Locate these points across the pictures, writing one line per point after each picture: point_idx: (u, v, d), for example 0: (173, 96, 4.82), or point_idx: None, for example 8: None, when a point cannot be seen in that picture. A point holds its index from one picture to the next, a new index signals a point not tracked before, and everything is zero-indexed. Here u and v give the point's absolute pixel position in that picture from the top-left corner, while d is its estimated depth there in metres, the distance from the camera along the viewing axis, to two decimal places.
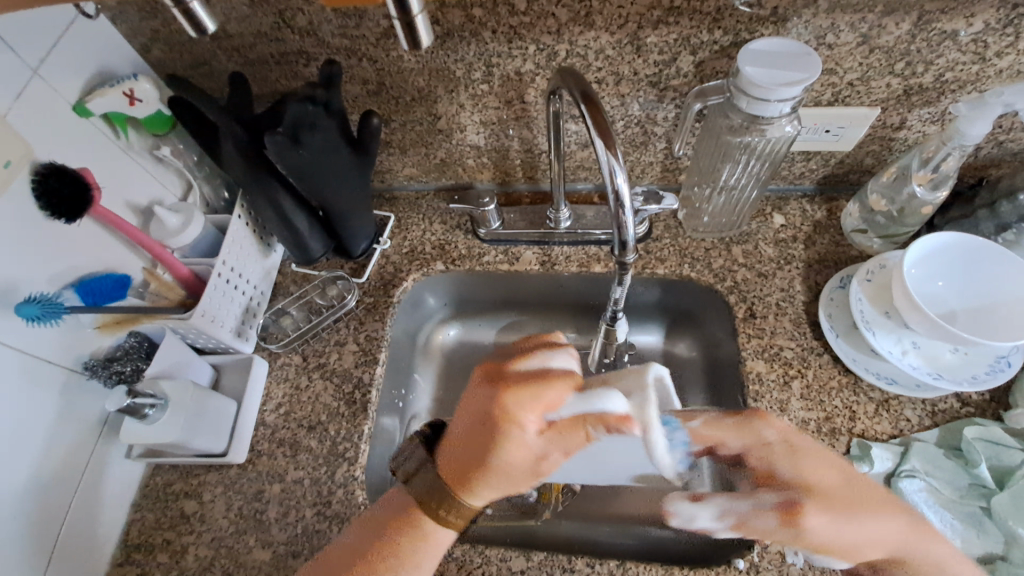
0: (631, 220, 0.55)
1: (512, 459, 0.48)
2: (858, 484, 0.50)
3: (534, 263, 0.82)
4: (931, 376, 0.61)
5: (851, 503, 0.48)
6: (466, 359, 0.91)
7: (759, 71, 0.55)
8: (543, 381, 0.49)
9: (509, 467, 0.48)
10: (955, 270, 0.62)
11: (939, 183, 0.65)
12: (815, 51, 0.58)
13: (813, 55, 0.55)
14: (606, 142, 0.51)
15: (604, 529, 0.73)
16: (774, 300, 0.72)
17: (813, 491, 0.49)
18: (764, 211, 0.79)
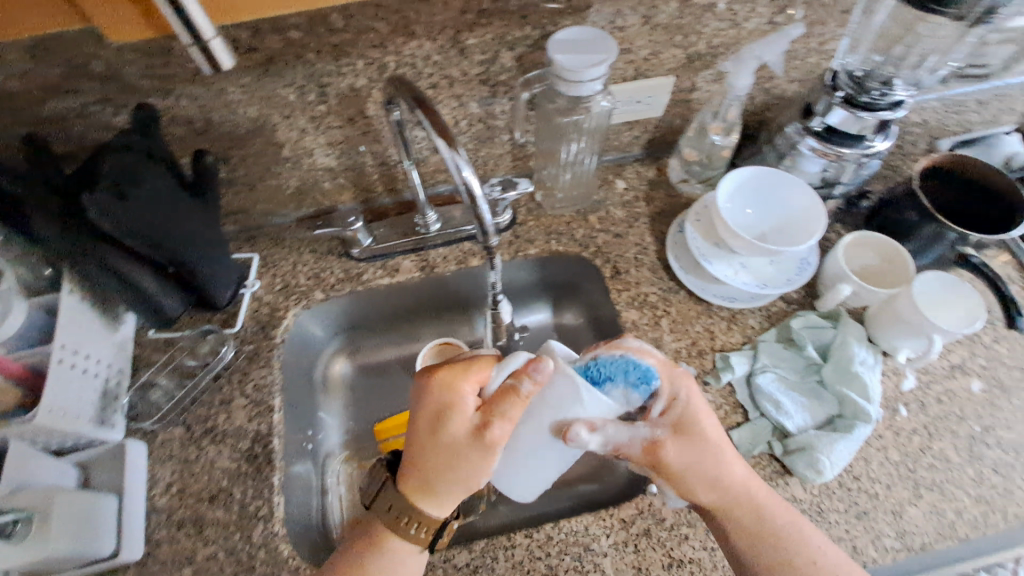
0: (486, 207, 0.58)
1: (457, 436, 0.51)
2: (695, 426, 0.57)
3: (414, 271, 0.83)
4: (759, 287, 0.73)
5: (713, 444, 0.57)
6: (372, 382, 0.90)
7: (567, 58, 0.62)
8: (467, 364, 0.53)
9: (454, 443, 0.50)
10: (757, 198, 0.75)
11: (730, 129, 0.79)
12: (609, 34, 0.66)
13: (609, 41, 0.63)
14: (448, 141, 0.54)
15: (538, 501, 0.77)
16: (632, 255, 0.82)
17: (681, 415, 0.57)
18: (607, 180, 0.89)
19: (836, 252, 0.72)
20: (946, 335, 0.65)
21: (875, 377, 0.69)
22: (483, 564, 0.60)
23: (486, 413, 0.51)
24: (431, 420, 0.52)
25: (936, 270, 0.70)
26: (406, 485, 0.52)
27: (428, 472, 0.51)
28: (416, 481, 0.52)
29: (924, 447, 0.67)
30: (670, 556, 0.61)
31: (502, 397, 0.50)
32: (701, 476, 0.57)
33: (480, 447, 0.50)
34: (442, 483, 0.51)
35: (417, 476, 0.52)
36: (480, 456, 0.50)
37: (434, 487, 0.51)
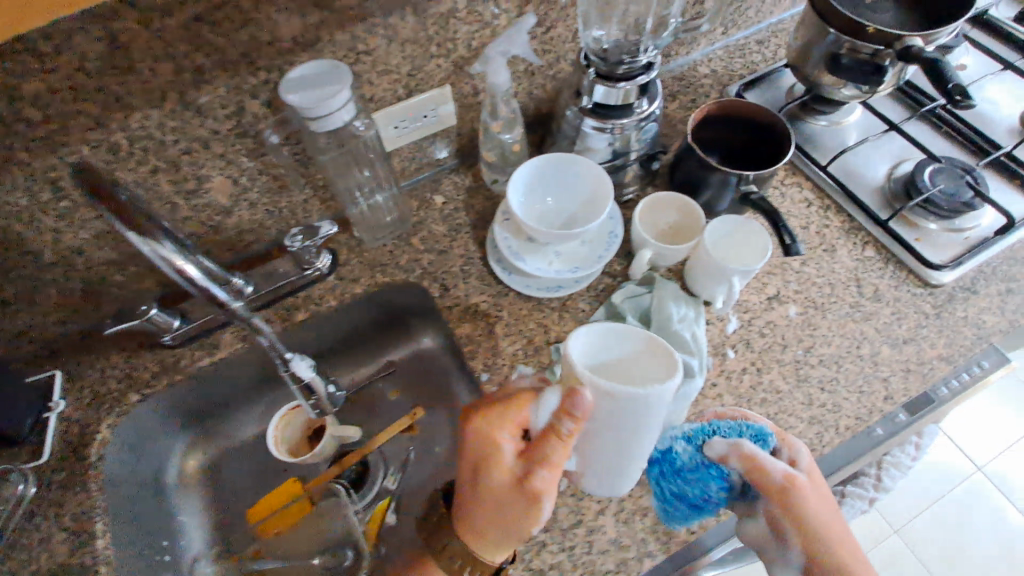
0: (218, 290, 0.56)
1: (495, 481, 0.53)
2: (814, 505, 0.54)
3: (236, 342, 0.78)
4: (572, 272, 0.74)
5: (823, 497, 0.55)
6: (235, 468, 0.88)
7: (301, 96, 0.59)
8: (506, 403, 0.55)
9: (493, 488, 0.53)
10: (552, 185, 0.76)
11: (511, 125, 0.76)
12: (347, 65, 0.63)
13: (343, 70, 0.61)
14: (142, 231, 0.50)
15: None
16: (459, 268, 0.82)
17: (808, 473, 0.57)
18: (425, 197, 0.88)
19: (634, 221, 0.73)
20: (744, 273, 0.67)
21: (699, 329, 0.71)
22: None
23: (523, 459, 0.53)
24: (475, 469, 0.55)
25: (718, 223, 0.71)
26: (462, 522, 0.56)
27: (474, 516, 0.55)
28: (469, 523, 0.56)
29: (755, 383, 0.69)
30: (530, 567, 0.60)
31: (541, 444, 0.51)
32: (828, 519, 0.54)
33: (523, 497, 0.52)
34: (489, 526, 0.55)
35: (464, 519, 0.56)
36: (524, 505, 0.52)
37: (484, 530, 0.55)
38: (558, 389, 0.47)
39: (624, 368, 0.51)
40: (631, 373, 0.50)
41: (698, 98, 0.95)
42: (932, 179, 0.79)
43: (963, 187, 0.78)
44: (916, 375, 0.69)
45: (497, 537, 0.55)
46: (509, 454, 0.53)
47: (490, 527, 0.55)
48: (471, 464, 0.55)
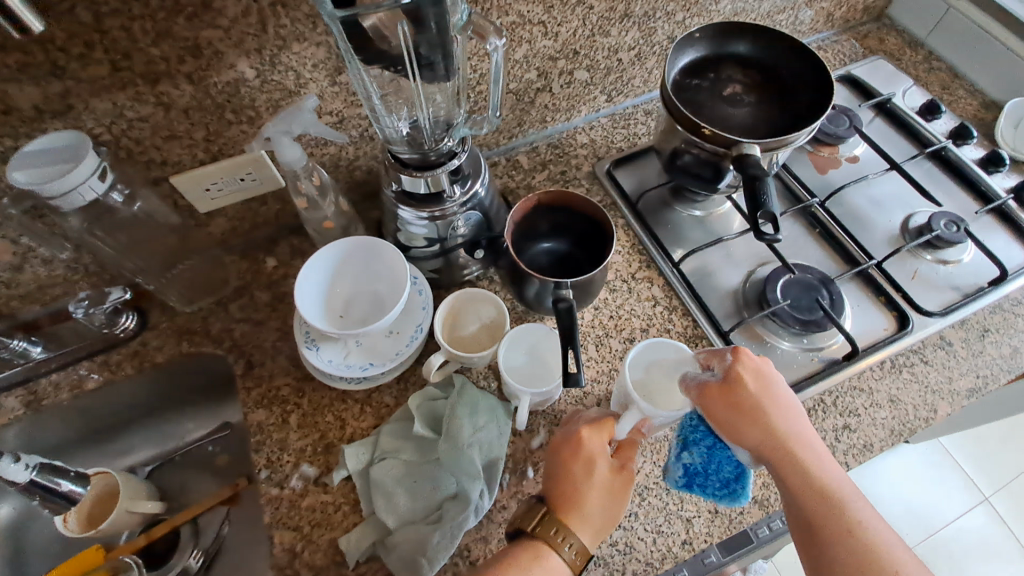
0: None
1: (604, 471, 0.58)
2: (750, 414, 0.56)
3: (19, 408, 0.73)
4: (363, 369, 0.68)
5: (766, 402, 0.57)
6: (36, 531, 0.84)
7: (27, 171, 0.55)
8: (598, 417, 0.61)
9: (604, 478, 0.57)
10: (362, 270, 0.71)
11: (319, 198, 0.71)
12: (86, 148, 0.57)
13: (83, 143, 0.57)
14: None
15: None
16: (270, 344, 0.76)
17: (754, 375, 0.58)
18: (256, 260, 0.82)
19: (436, 322, 0.68)
20: (534, 393, 0.63)
21: (497, 444, 0.64)
22: None
23: (621, 456, 0.60)
24: (584, 470, 0.57)
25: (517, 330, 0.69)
26: (564, 513, 0.56)
27: (575, 500, 0.56)
28: (569, 509, 0.56)
29: None
30: None
31: (629, 443, 0.61)
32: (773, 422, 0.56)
33: (623, 484, 0.58)
34: (597, 511, 0.56)
35: (573, 506, 0.56)
36: (620, 492, 0.58)
37: (589, 514, 0.56)
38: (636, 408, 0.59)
39: (657, 383, 0.64)
40: (667, 388, 0.63)
41: (569, 170, 0.88)
42: (783, 292, 0.72)
43: (813, 308, 0.71)
44: (723, 520, 0.62)
45: (597, 523, 0.56)
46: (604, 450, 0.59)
47: (590, 514, 0.56)
48: (575, 465, 0.57)
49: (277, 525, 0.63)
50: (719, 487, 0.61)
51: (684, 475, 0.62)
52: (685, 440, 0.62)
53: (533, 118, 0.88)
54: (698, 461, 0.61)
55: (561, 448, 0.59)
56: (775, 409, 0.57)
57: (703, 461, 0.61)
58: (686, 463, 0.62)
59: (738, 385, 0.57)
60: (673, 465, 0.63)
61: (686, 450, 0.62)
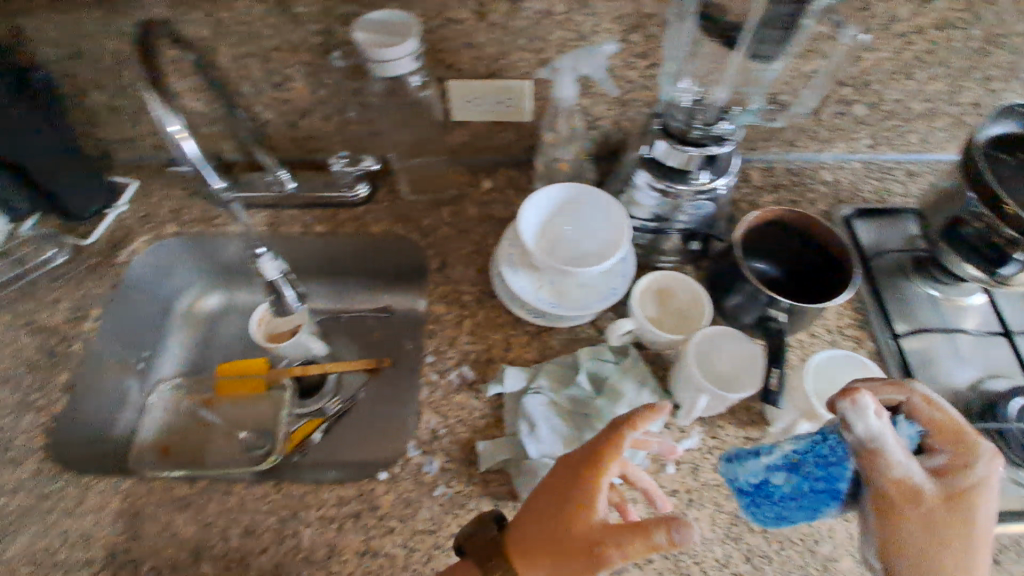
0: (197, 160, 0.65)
1: (572, 519, 0.49)
2: (921, 532, 0.48)
3: (262, 225, 0.86)
4: (551, 306, 0.69)
5: (969, 498, 0.49)
6: (224, 327, 0.98)
7: (367, 45, 0.64)
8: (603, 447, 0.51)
9: (565, 529, 0.49)
10: (579, 216, 0.72)
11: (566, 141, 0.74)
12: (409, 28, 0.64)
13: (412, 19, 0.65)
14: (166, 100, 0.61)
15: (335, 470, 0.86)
16: (466, 253, 0.82)
17: (983, 496, 0.49)
18: (476, 177, 0.89)
19: (632, 291, 0.68)
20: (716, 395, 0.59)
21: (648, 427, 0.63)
22: (196, 502, 0.64)
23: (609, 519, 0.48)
24: (549, 506, 0.51)
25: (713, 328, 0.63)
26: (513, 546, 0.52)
27: (526, 532, 0.51)
28: (518, 544, 0.51)
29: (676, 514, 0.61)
30: (368, 545, 0.61)
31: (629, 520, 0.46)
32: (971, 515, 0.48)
33: (587, 554, 0.47)
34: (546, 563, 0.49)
35: (525, 543, 0.51)
36: (580, 555, 0.47)
37: (539, 561, 0.49)
38: (813, 420, 0.59)
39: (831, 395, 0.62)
40: None
41: (800, 201, 0.83)
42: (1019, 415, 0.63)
43: None
44: None
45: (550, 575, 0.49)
46: (590, 506, 0.49)
47: (540, 558, 0.49)
48: (545, 490, 0.52)
49: (428, 407, 0.69)
50: (768, 515, 0.57)
51: (754, 484, 0.56)
52: (808, 454, 0.54)
53: (784, 137, 0.84)
54: (787, 487, 0.55)
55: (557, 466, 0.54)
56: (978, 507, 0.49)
57: (792, 490, 0.55)
58: (780, 478, 0.55)
59: (961, 494, 0.49)
60: (752, 468, 0.56)
61: (785, 472, 0.55)
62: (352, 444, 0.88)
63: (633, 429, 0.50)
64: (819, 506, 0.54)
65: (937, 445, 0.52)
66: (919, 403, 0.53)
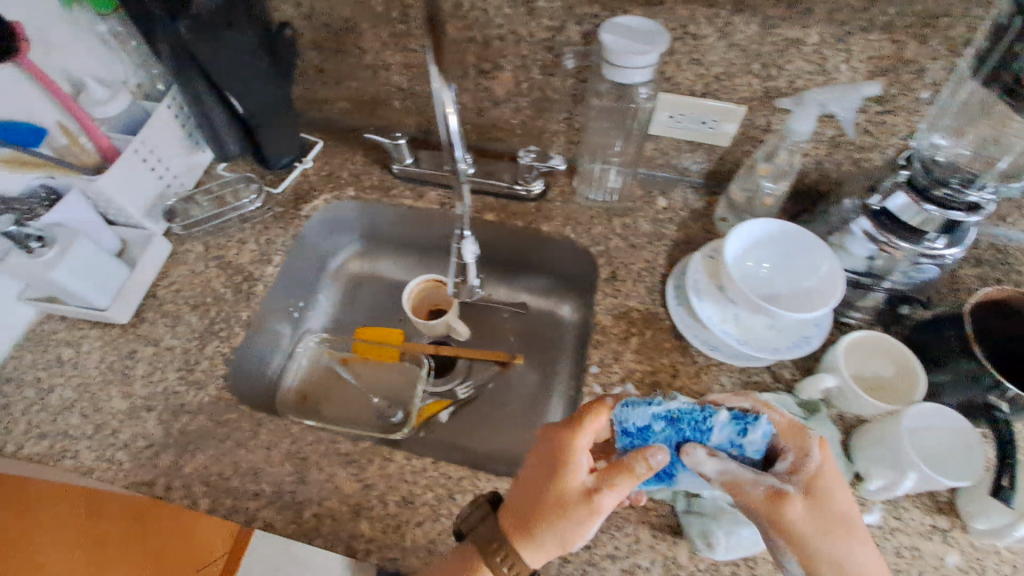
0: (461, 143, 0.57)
1: (559, 485, 0.53)
2: (830, 523, 0.51)
3: (435, 203, 0.88)
4: (737, 342, 0.68)
5: (829, 487, 0.52)
6: (368, 292, 1.00)
7: (633, 46, 0.61)
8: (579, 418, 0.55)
9: (563, 496, 0.52)
10: (779, 256, 0.70)
11: (779, 177, 0.71)
12: (663, 36, 0.61)
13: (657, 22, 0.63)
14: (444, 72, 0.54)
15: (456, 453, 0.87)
16: (636, 268, 0.80)
17: (833, 482, 0.53)
18: (651, 194, 0.87)
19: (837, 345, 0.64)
20: (929, 475, 0.56)
21: None
22: (359, 461, 0.67)
23: (597, 476, 0.52)
24: (534, 478, 0.55)
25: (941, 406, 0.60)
26: (510, 521, 0.54)
27: (524, 502, 0.54)
28: (518, 520, 0.54)
29: None
30: None
31: (619, 470, 0.52)
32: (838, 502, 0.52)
33: (584, 507, 0.51)
34: (546, 530, 0.52)
35: (516, 512, 0.54)
36: (582, 512, 0.51)
37: (535, 533, 0.52)
38: None
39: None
40: None
41: (1005, 280, 0.77)
42: None
43: None
44: None
45: (551, 539, 0.52)
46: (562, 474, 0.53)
47: (535, 522, 0.52)
48: (534, 464, 0.55)
49: None
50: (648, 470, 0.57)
51: (641, 427, 0.55)
52: (680, 430, 0.54)
53: (999, 209, 0.78)
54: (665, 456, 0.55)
55: (541, 435, 0.57)
56: (836, 490, 0.52)
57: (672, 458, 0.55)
58: (653, 427, 0.55)
59: (818, 491, 0.52)
60: (643, 414, 0.55)
61: (671, 434, 0.54)
62: (477, 433, 0.88)
63: (606, 414, 0.55)
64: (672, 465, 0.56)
65: (782, 446, 0.55)
66: (760, 405, 0.56)
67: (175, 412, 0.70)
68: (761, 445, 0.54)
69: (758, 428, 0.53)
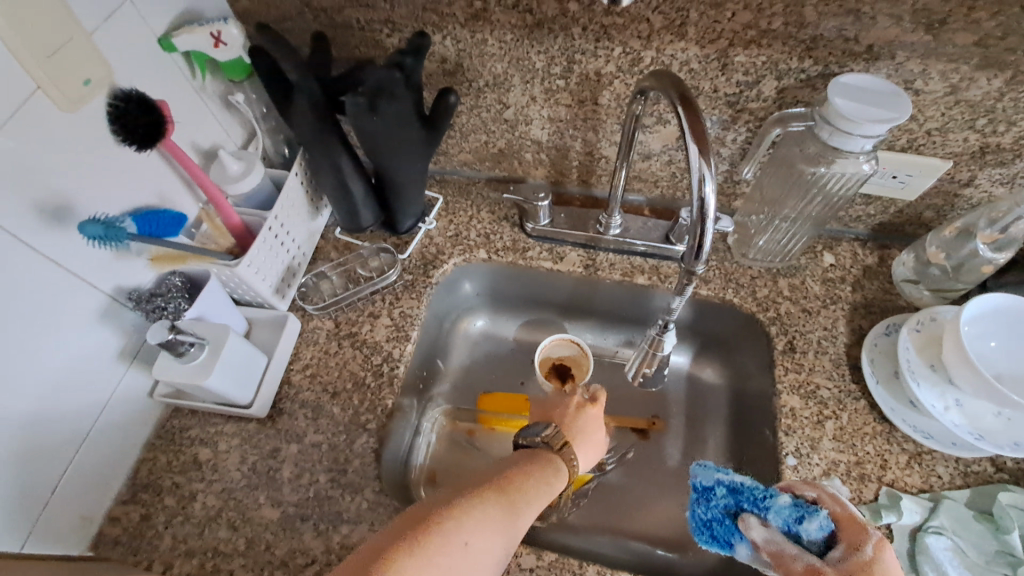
0: (711, 233, 0.49)
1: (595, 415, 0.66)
2: None
3: (578, 265, 0.81)
4: (972, 437, 0.59)
5: None
6: (487, 353, 0.89)
7: (879, 113, 0.53)
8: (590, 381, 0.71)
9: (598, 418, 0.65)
10: (1010, 331, 0.61)
11: (1004, 245, 0.64)
12: (907, 99, 0.53)
13: (885, 80, 0.57)
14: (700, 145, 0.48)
15: (603, 540, 0.76)
16: (815, 337, 0.73)
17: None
18: (814, 249, 0.79)
19: None
20: None
21: None
22: None
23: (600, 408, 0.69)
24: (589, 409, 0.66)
25: None
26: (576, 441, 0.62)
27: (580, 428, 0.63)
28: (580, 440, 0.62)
29: None
30: None
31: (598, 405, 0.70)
32: None
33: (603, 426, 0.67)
34: (595, 444, 0.64)
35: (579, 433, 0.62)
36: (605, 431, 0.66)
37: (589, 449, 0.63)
38: None
39: None
40: None
41: None
42: None
43: None
44: None
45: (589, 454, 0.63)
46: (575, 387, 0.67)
47: (591, 440, 0.63)
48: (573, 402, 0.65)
49: None
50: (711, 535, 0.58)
51: (707, 487, 0.60)
52: (739, 500, 0.58)
53: None
54: (710, 512, 0.58)
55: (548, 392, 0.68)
56: None
57: (723, 517, 0.58)
58: (715, 488, 0.59)
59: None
60: (714, 476, 0.60)
61: (718, 494, 0.59)
62: (624, 513, 0.78)
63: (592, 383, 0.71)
64: (730, 537, 0.57)
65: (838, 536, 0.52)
66: (825, 498, 0.55)
67: (333, 523, 0.63)
68: (821, 535, 0.53)
69: (816, 519, 0.53)
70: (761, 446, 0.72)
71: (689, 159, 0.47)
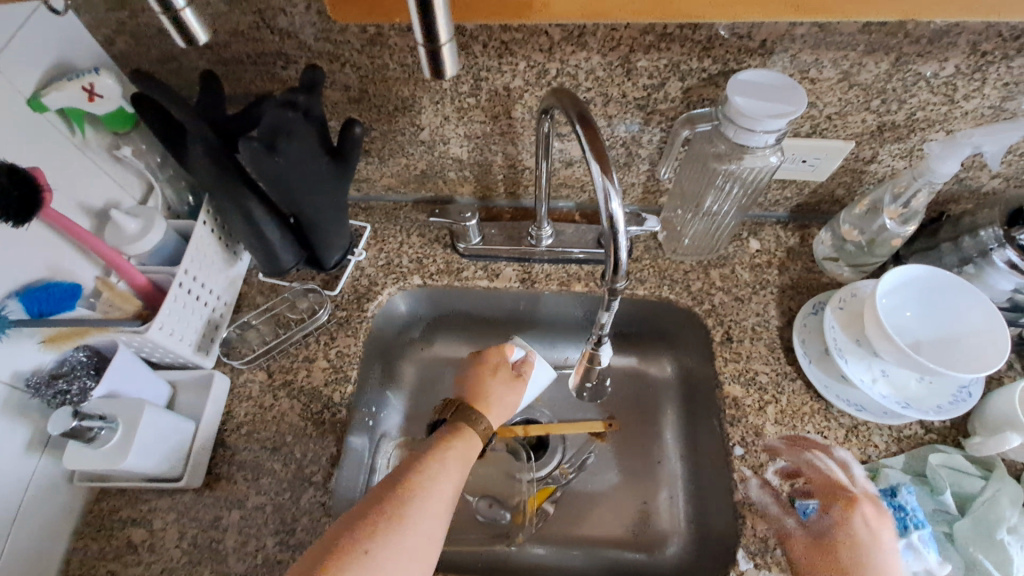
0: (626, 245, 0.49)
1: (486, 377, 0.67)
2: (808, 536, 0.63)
3: (514, 280, 0.80)
4: (899, 405, 0.63)
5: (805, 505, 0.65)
6: (435, 377, 0.87)
7: (776, 108, 0.54)
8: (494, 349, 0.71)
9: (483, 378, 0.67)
10: (922, 301, 0.64)
11: (909, 218, 0.68)
12: (802, 91, 0.55)
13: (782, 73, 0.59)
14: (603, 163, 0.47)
15: (573, 551, 0.76)
16: (750, 324, 0.74)
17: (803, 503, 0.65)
18: (740, 236, 0.81)
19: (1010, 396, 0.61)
20: None
21: None
22: None
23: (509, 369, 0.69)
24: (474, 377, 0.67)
25: None
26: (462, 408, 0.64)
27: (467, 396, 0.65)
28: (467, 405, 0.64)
29: None
30: None
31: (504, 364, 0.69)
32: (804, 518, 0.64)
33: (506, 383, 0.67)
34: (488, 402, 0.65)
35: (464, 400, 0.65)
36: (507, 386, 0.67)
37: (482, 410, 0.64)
38: None
39: None
40: None
41: None
42: None
43: None
44: None
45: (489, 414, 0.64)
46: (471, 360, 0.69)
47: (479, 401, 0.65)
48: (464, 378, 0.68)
49: (753, 511, 0.62)
50: None
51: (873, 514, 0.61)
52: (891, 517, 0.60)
53: None
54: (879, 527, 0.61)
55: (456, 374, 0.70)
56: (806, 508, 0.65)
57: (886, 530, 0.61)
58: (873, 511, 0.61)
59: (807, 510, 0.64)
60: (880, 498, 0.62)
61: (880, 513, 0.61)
62: (589, 519, 0.78)
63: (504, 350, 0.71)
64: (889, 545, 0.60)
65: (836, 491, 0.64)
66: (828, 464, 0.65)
67: None
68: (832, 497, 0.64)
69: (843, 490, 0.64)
70: (711, 437, 0.73)
71: (593, 176, 0.47)
